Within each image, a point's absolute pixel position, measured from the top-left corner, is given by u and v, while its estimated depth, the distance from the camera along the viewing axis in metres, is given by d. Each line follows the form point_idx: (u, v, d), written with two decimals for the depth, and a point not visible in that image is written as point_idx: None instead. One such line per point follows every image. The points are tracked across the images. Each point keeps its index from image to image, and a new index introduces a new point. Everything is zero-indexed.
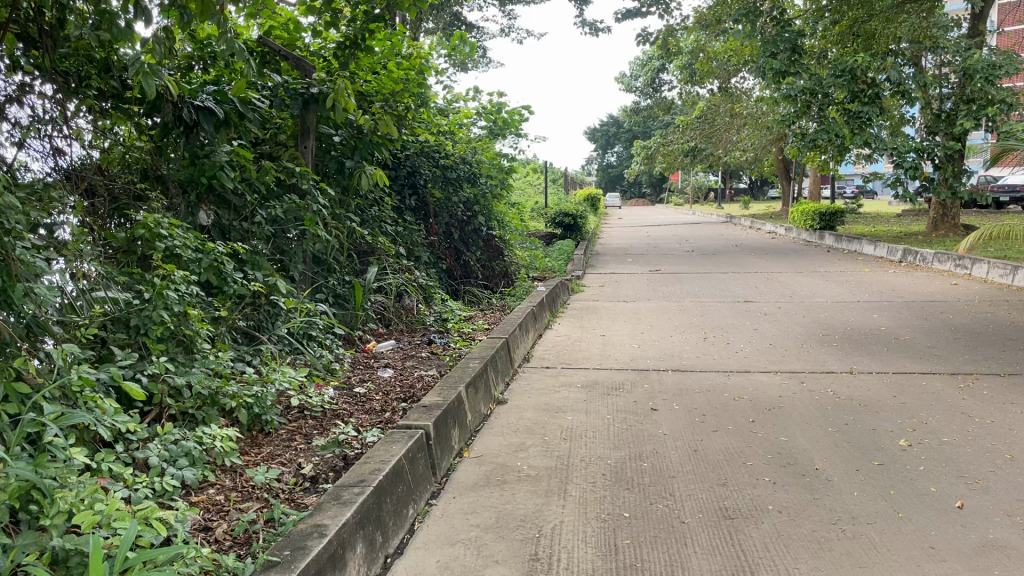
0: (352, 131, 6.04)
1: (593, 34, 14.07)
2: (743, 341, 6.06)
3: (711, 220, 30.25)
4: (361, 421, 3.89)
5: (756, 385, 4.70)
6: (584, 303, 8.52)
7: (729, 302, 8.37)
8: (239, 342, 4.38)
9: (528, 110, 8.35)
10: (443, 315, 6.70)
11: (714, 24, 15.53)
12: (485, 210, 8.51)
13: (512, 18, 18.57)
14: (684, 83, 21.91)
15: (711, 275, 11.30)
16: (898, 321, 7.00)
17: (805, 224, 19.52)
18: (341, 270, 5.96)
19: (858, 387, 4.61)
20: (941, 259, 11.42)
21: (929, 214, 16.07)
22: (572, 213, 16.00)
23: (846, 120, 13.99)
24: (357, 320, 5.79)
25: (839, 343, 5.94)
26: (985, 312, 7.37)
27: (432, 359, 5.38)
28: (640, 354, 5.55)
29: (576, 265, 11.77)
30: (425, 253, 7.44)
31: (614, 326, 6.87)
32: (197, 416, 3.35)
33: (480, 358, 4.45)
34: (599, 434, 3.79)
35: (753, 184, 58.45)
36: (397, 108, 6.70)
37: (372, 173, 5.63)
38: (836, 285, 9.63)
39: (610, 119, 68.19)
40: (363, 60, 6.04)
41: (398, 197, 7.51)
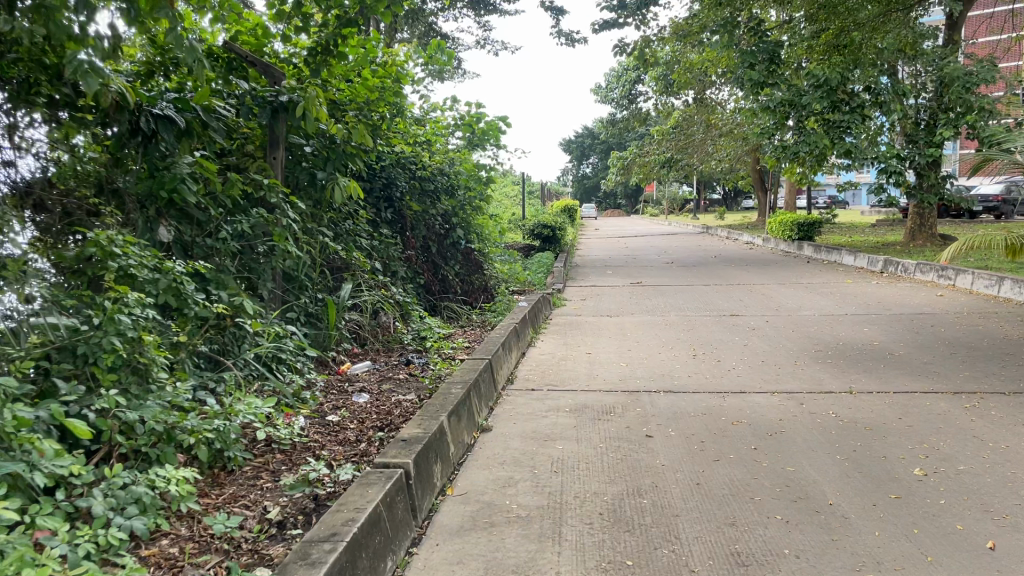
0: (324, 142, 5.74)
1: (570, 44, 13.90)
2: (734, 358, 5.83)
3: (688, 231, 30.18)
4: (334, 455, 3.59)
5: (754, 407, 4.45)
6: (567, 318, 8.26)
7: (715, 316, 8.14)
8: (202, 369, 4.06)
9: (506, 120, 8.12)
10: (422, 333, 6.40)
11: (691, 34, 15.39)
12: (463, 222, 8.24)
13: (487, 29, 18.36)
14: (661, 93, 21.81)
15: (694, 287, 11.11)
16: (890, 335, 6.80)
17: (783, 234, 19.45)
18: (313, 288, 5.66)
19: (860, 408, 4.38)
20: (923, 270, 11.31)
21: (907, 224, 16.02)
22: (551, 224, 15.77)
23: (826, 130, 13.92)
24: (330, 340, 5.48)
25: (833, 359, 5.71)
26: (976, 324, 7.20)
27: (410, 381, 5.09)
28: (629, 374, 5.29)
29: (557, 279, 11.52)
30: (402, 267, 7.15)
31: (599, 343, 6.60)
32: (151, 455, 3.04)
33: (462, 383, 4.16)
34: (593, 465, 3.52)
35: (728, 194, 58.68)
36: (372, 118, 6.41)
37: (346, 185, 5.34)
38: (822, 297, 9.45)
39: (584, 130, 68.26)
40: (335, 68, 5.74)
41: (374, 210, 7.22)
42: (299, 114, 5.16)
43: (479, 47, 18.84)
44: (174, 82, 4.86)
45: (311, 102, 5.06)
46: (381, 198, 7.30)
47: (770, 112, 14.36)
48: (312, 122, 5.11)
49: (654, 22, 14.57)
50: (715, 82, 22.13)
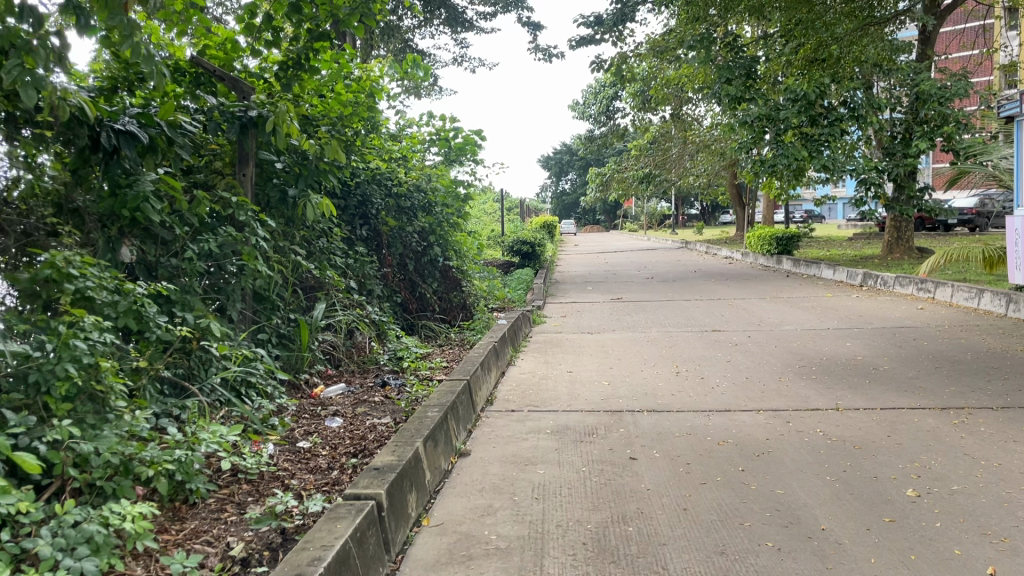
0: (296, 158, 5.59)
1: (547, 60, 13.86)
2: (718, 375, 5.71)
3: (667, 246, 30.24)
4: (304, 485, 3.43)
5: (739, 426, 4.33)
6: (547, 336, 8.13)
7: (696, 331, 8.04)
8: (165, 395, 3.89)
9: (482, 135, 8.03)
10: (398, 354, 6.25)
11: (667, 50, 15.41)
12: (441, 239, 8.11)
13: (464, 47, 18.32)
14: (638, 109, 21.84)
15: (674, 303, 11.03)
16: (873, 349, 6.73)
17: (762, 248, 19.47)
18: (285, 308, 5.49)
19: (848, 426, 4.27)
20: (903, 283, 11.31)
21: (885, 237, 16.07)
22: (530, 240, 15.68)
23: (804, 143, 14.09)
24: (303, 362, 5.31)
25: (817, 375, 5.62)
26: (958, 337, 7.15)
27: (386, 403, 4.94)
28: (610, 393, 5.16)
29: (536, 295, 11.40)
30: (378, 285, 7.00)
31: (580, 361, 6.47)
32: (107, 489, 2.87)
33: (439, 405, 4.01)
34: (576, 490, 3.38)
35: (706, 209, 59.01)
36: (347, 134, 6.21)
37: (319, 202, 5.20)
38: (803, 312, 9.39)
39: (563, 147, 68.49)
40: (307, 82, 5.60)
41: (349, 227, 7.07)
42: (269, 130, 5.02)
43: (456, 64, 18.77)
44: (139, 98, 4.70)
45: (282, 117, 4.92)
46: (356, 216, 7.16)
47: (747, 127, 14.39)
48: (282, 138, 4.98)
49: (631, 38, 14.60)
50: (691, 97, 22.23)
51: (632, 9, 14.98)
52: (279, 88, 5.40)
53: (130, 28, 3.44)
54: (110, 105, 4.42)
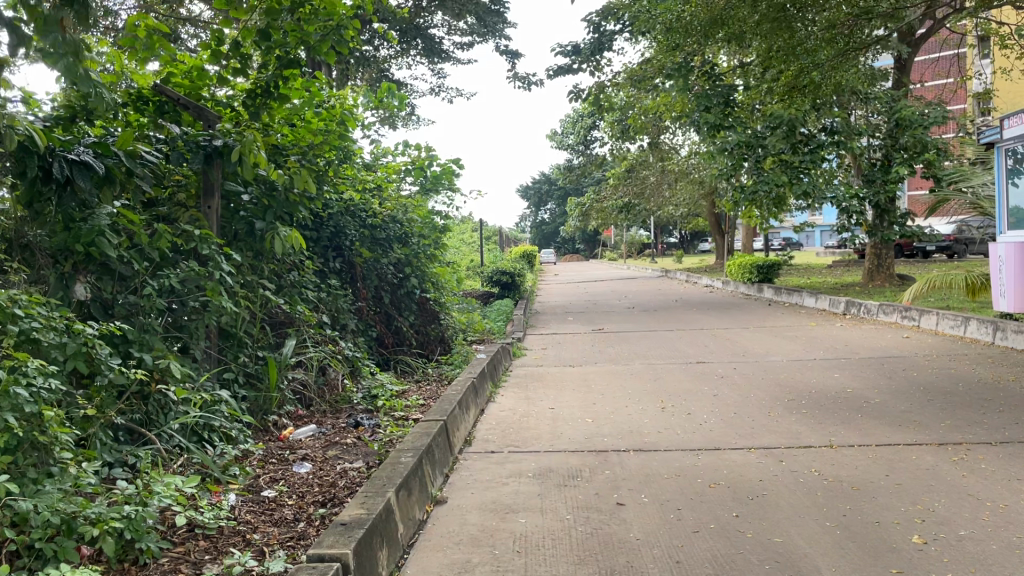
0: (264, 189, 5.37)
1: (526, 89, 13.80)
2: (705, 410, 5.51)
3: (648, 275, 30.18)
4: (267, 540, 3.17)
5: (729, 466, 4.13)
6: (528, 370, 7.90)
7: (680, 363, 7.86)
8: (119, 442, 3.63)
9: (460, 164, 7.88)
10: (373, 392, 6.00)
11: (645, 80, 15.41)
12: (418, 271, 7.89)
13: (442, 77, 18.28)
14: (616, 139, 21.85)
15: (657, 333, 10.87)
16: (861, 380, 6.57)
17: (743, 277, 19.42)
18: (253, 345, 5.25)
19: (843, 465, 4.08)
20: (886, 311, 11.22)
21: (865, 264, 16.05)
22: (509, 270, 15.52)
23: (784, 170, 14.19)
24: (271, 403, 5.08)
25: (807, 409, 5.43)
26: (948, 367, 7.01)
27: (358, 446, 4.70)
28: (594, 431, 4.94)
29: (517, 327, 11.21)
30: (352, 320, 6.76)
31: (562, 396, 6.25)
32: (47, 552, 2.59)
33: (413, 450, 3.78)
34: (560, 542, 3.14)
35: (685, 238, 59.26)
36: (317, 163, 6.04)
37: (288, 234, 4.99)
38: (787, 342, 9.25)
39: (542, 177, 68.72)
40: (277, 111, 5.42)
41: (322, 259, 6.85)
42: (235, 159, 4.82)
43: (434, 94, 18.71)
44: (97, 127, 4.47)
45: (249, 146, 4.72)
46: (329, 248, 6.94)
47: (726, 154, 14.39)
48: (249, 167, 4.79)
49: (608, 67, 14.58)
50: (669, 126, 22.31)
51: (608, 38, 15.01)
52: (246, 116, 5.22)
53: (64, 46, 3.17)
54: (66, 135, 4.19)
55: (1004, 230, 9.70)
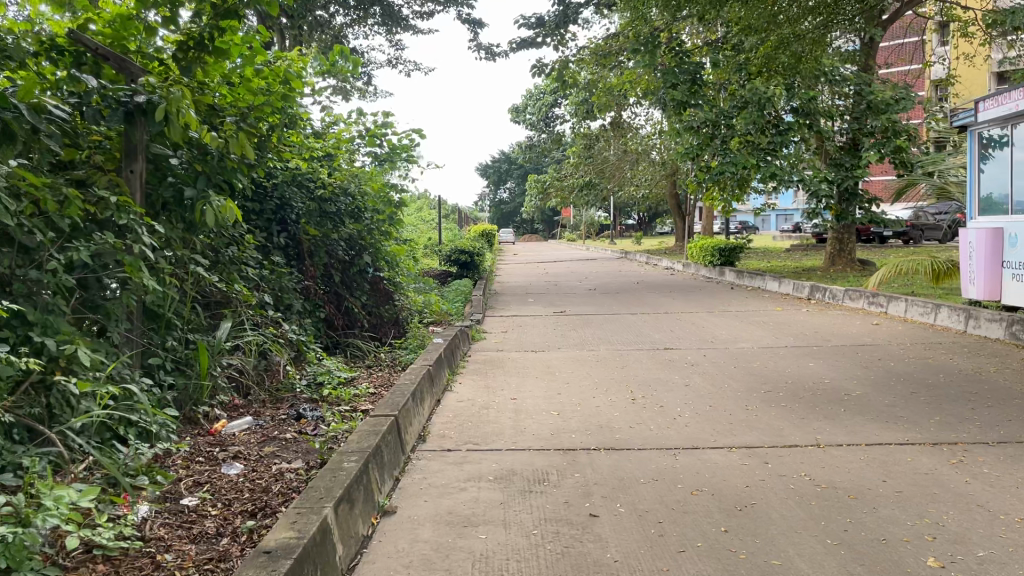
0: (197, 153, 4.79)
1: (489, 60, 13.27)
2: (679, 403, 5.12)
3: (607, 256, 29.90)
4: (182, 561, 2.70)
5: (712, 468, 3.73)
6: (488, 355, 7.44)
7: (647, 349, 7.48)
8: (10, 442, 3.08)
9: (419, 135, 7.36)
10: (319, 378, 5.49)
11: (611, 56, 14.98)
12: (372, 248, 7.38)
13: (401, 48, 17.64)
14: (579, 117, 21.45)
15: (621, 316, 10.49)
16: (837, 370, 6.26)
17: (704, 259, 19.20)
18: (182, 327, 4.72)
19: (836, 468, 3.71)
20: (852, 297, 11.01)
21: (827, 249, 15.91)
22: (468, 249, 15.03)
23: (751, 151, 13.95)
24: (202, 393, 4.58)
25: (787, 403, 5.07)
26: (924, 356, 6.74)
27: (299, 442, 4.24)
28: (562, 427, 4.50)
29: (475, 308, 10.75)
30: (297, 300, 6.26)
31: (524, 385, 5.82)
32: None
33: (358, 452, 3.30)
34: (527, 565, 2.71)
35: (643, 220, 59.21)
36: (259, 128, 5.46)
37: (221, 205, 4.44)
38: (755, 327, 8.93)
39: (501, 157, 68.02)
40: (213, 67, 4.81)
41: (265, 233, 6.31)
42: (161, 118, 4.25)
43: (392, 66, 18.05)
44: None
45: (176, 104, 4.16)
46: (273, 221, 6.39)
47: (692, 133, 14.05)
48: (178, 129, 4.23)
49: (573, 42, 13.99)
50: (632, 104, 21.92)
51: (574, 11, 14.49)
52: (176, 70, 4.60)
53: None
54: None
55: (973, 215, 9.49)
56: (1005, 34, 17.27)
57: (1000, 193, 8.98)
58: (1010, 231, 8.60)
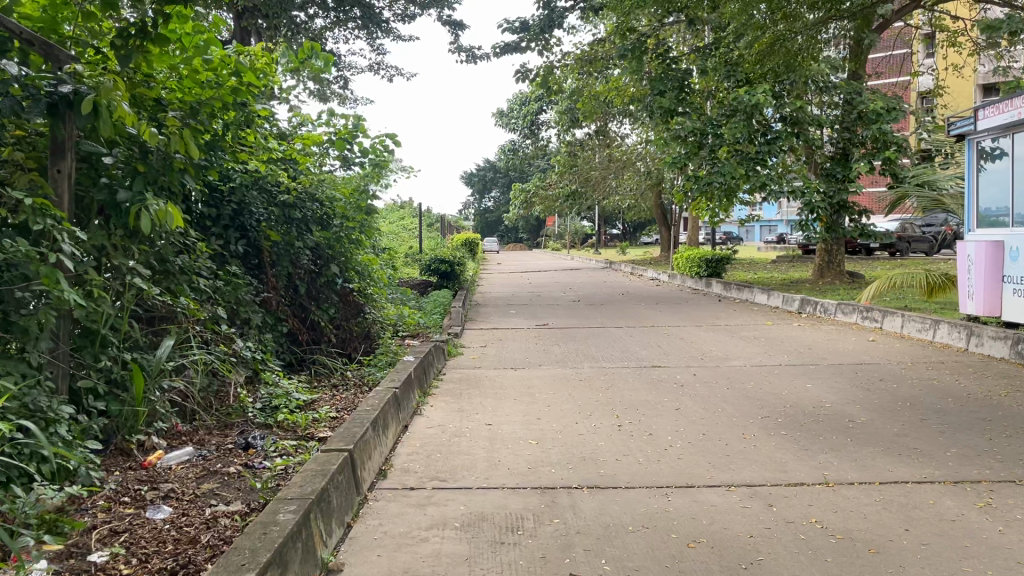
0: (136, 152, 4.28)
1: (470, 62, 12.84)
2: (669, 430, 4.68)
3: (592, 266, 29.50)
4: None
5: (710, 514, 3.26)
6: (464, 372, 6.95)
7: (633, 367, 7.02)
8: None
9: (393, 139, 6.88)
10: (273, 402, 5.00)
11: (596, 61, 14.56)
12: (340, 257, 6.90)
13: (382, 52, 17.21)
14: (563, 124, 21.03)
15: (605, 330, 10.06)
16: (837, 392, 5.84)
17: (690, 270, 18.81)
18: (118, 346, 4.23)
19: (851, 515, 3.26)
20: (845, 311, 10.63)
21: (816, 261, 15.56)
22: (448, 258, 14.55)
23: (740, 160, 13.54)
24: (138, 419, 4.08)
25: (788, 431, 4.63)
26: (928, 377, 6.34)
27: (243, 479, 3.75)
28: (540, 459, 4.03)
29: (454, 320, 10.27)
30: (256, 313, 5.79)
31: (501, 407, 5.35)
32: None
33: (299, 498, 2.83)
34: None
35: (627, 231, 59.00)
36: (213, 125, 4.95)
37: (157, 209, 3.93)
38: (746, 343, 8.51)
39: (485, 165, 67.56)
40: (156, 58, 4.29)
41: (222, 241, 5.82)
42: (89, 112, 3.74)
43: (372, 71, 17.60)
44: None
45: (106, 94, 3.67)
46: (231, 228, 5.92)
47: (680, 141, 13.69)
48: (109, 124, 3.75)
49: (559, 47, 13.53)
50: (617, 112, 21.54)
51: (559, 15, 13.97)
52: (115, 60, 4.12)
53: None
54: None
55: (971, 227, 9.11)
56: (993, 45, 17.07)
57: (997, 207, 8.63)
58: (1010, 244, 8.24)
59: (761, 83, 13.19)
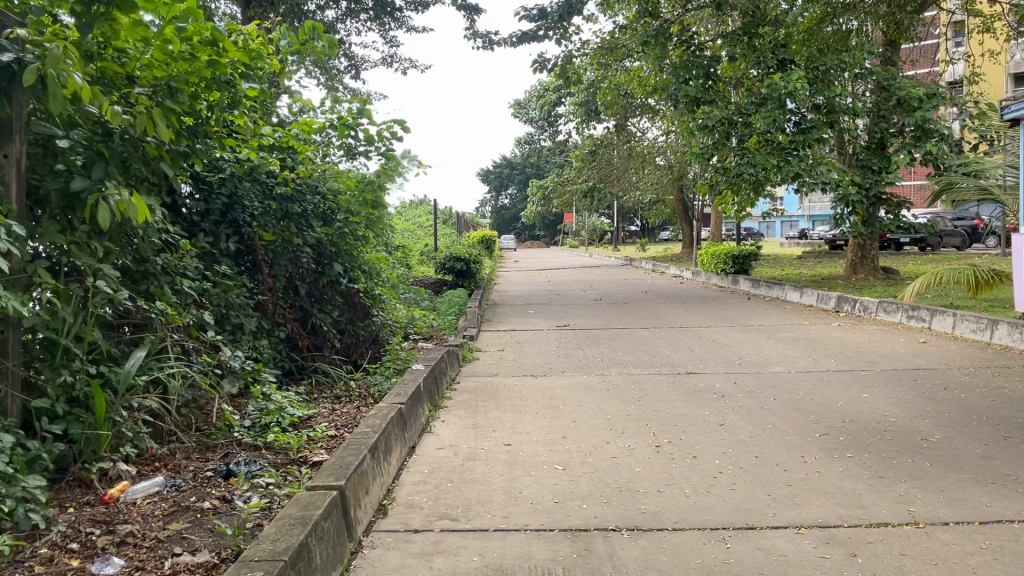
0: (99, 134, 3.70)
1: (486, 49, 12.22)
2: (716, 452, 4.06)
3: (613, 263, 28.80)
4: None
5: (782, 567, 2.65)
6: (480, 381, 6.36)
7: (666, 374, 6.42)
8: None
9: (403, 126, 6.29)
10: (264, 418, 4.43)
11: (617, 50, 13.89)
12: (346, 255, 6.32)
13: (395, 45, 16.67)
14: (582, 118, 20.35)
15: (630, 331, 9.46)
16: (898, 403, 5.19)
17: (714, 267, 18.14)
18: (82, 358, 3.65)
19: (958, 569, 2.64)
20: (887, 309, 9.94)
21: (848, 257, 14.84)
22: (464, 256, 13.94)
23: (770, 151, 12.85)
24: (101, 445, 3.51)
25: (855, 453, 4.00)
26: (998, 385, 5.67)
27: (221, 516, 3.19)
28: (568, 492, 3.42)
29: (471, 322, 9.69)
30: (250, 318, 5.24)
31: (521, 423, 4.75)
32: None
33: (270, 559, 2.24)
34: None
35: (645, 227, 58.34)
36: (194, 105, 4.37)
37: (118, 200, 3.35)
38: (785, 346, 7.87)
39: (502, 162, 66.84)
40: (122, 27, 3.71)
41: (212, 239, 5.26)
42: (34, 85, 3.17)
43: (385, 64, 17.04)
44: None
45: (53, 63, 3.09)
46: (221, 223, 5.37)
47: (707, 132, 13.01)
48: (58, 99, 3.19)
49: (578, 35, 12.87)
50: (638, 104, 20.84)
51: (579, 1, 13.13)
52: (76, 33, 3.59)
53: None
54: None
55: None
56: None
57: None
58: None
59: (792, 69, 12.50)
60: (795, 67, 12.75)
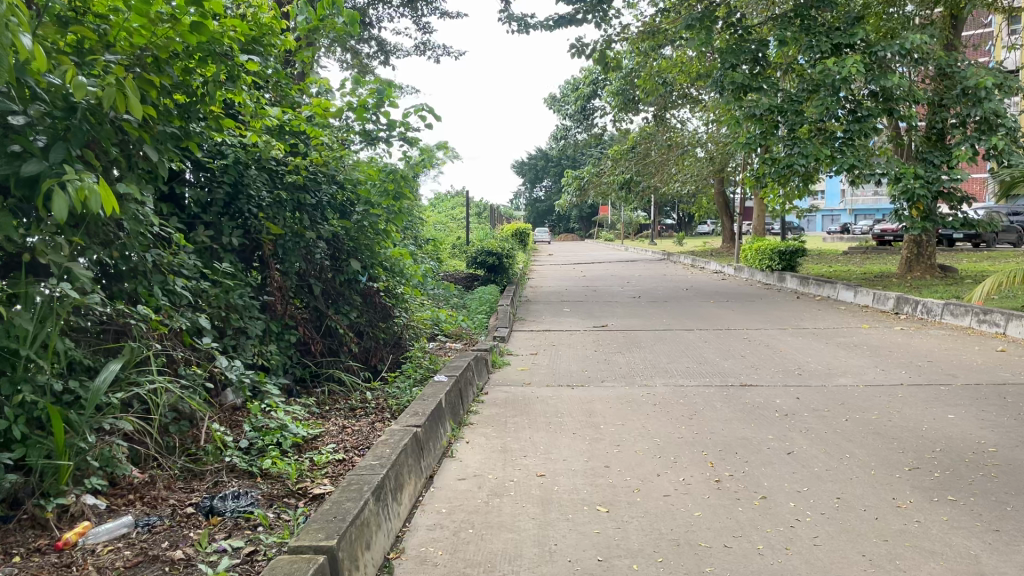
0: (65, 111, 3.14)
1: (522, 32, 11.56)
2: (788, 490, 3.42)
3: (649, 257, 28.06)
4: None
5: None
6: (510, 392, 5.75)
7: (718, 386, 5.75)
8: None
9: (429, 111, 5.71)
10: (261, 438, 3.88)
11: (660, 34, 13.13)
12: (365, 250, 5.80)
13: (428, 32, 16.09)
14: (620, 108, 19.60)
15: (673, 333, 8.81)
16: (993, 427, 4.48)
17: (758, 263, 17.30)
18: (46, 373, 3.09)
19: None
20: (954, 312, 9.14)
21: (903, 254, 13.96)
22: (496, 250, 13.33)
23: (823, 141, 12.03)
24: (61, 478, 2.95)
25: (957, 497, 3.33)
26: None
27: (192, 572, 2.62)
28: (613, 547, 2.81)
29: (501, 321, 9.08)
30: (255, 321, 4.72)
31: (555, 446, 4.13)
32: None
33: None
34: None
35: (682, 220, 57.21)
36: (185, 80, 3.83)
37: (78, 186, 2.75)
38: (847, 353, 7.15)
39: (537, 154, 66.07)
40: None
41: (213, 231, 4.75)
42: None
43: (417, 51, 16.45)
44: None
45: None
46: (225, 215, 4.86)
47: (754, 121, 12.23)
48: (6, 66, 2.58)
49: (618, 18, 12.16)
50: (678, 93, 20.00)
51: None
52: None
53: None
54: None
55: None
56: None
57: None
58: None
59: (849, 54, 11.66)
60: (852, 50, 11.90)
